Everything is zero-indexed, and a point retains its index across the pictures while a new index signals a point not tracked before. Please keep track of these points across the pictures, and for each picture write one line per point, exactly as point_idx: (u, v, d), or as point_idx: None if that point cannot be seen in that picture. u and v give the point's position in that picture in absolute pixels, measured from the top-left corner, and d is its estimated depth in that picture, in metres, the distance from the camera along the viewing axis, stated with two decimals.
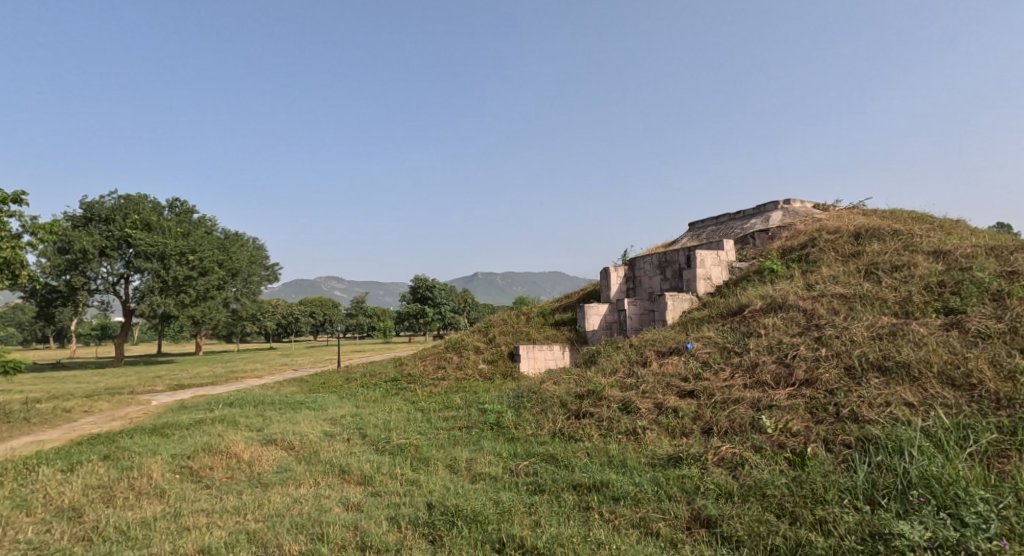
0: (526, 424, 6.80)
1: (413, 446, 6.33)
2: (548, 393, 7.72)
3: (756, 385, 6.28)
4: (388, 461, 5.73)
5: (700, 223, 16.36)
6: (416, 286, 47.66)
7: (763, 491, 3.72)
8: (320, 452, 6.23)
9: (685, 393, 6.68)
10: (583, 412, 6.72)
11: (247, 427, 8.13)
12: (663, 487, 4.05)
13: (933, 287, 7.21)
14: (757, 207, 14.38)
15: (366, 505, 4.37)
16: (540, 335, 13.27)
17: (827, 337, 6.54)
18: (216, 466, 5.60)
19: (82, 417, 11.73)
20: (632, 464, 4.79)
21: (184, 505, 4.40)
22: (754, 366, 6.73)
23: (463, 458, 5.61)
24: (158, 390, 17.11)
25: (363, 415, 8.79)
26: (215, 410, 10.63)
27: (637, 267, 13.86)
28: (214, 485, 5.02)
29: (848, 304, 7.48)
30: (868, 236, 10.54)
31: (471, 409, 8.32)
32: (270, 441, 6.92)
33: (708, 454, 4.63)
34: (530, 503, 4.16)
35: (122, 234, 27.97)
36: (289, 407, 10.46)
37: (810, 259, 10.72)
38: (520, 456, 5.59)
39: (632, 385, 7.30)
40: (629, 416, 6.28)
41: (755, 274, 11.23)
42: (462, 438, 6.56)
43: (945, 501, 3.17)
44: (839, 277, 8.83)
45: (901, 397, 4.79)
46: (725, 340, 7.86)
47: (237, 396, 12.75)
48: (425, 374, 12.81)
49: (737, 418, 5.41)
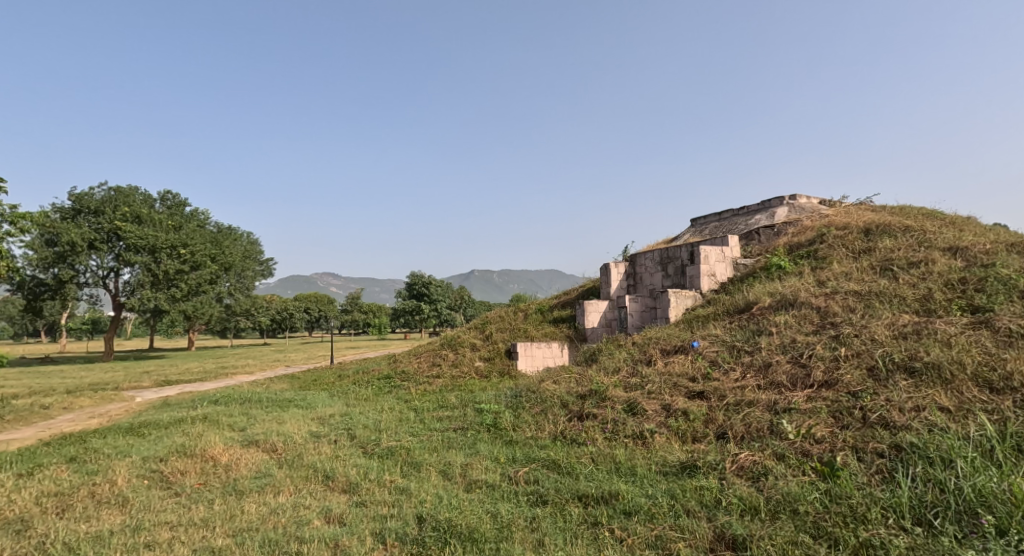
0: (525, 426, 6.42)
1: (404, 449, 5.92)
2: (547, 392, 7.33)
3: (770, 385, 5.90)
4: (376, 466, 5.31)
5: (703, 219, 16.00)
6: (413, 281, 47.06)
7: (794, 506, 3.33)
8: (305, 455, 5.82)
9: (694, 395, 6.29)
10: (585, 413, 6.33)
11: (230, 427, 7.71)
12: (679, 500, 3.65)
13: (955, 284, 6.82)
14: (762, 203, 14.00)
15: (349, 517, 3.96)
16: (538, 332, 12.89)
17: (846, 336, 6.14)
18: (189, 471, 5.17)
19: (61, 414, 11.30)
20: (642, 473, 4.39)
21: (147, 517, 3.98)
22: (767, 366, 6.34)
23: (458, 463, 5.20)
24: (144, 387, 16.67)
25: (353, 414, 8.38)
26: (198, 408, 10.22)
27: (638, 263, 13.47)
28: (184, 493, 4.60)
29: (864, 302, 7.09)
30: (879, 233, 10.16)
31: (467, 408, 7.95)
32: (251, 443, 6.49)
33: (726, 462, 4.23)
34: (530, 517, 3.76)
35: (112, 227, 27.32)
36: (277, 406, 10.04)
37: (818, 255, 10.35)
38: (519, 461, 5.18)
39: (637, 385, 6.91)
40: (634, 418, 5.89)
41: (762, 271, 10.86)
42: (458, 440, 6.17)
43: (1013, 524, 2.78)
44: (852, 274, 8.45)
45: (935, 401, 4.40)
46: (734, 338, 7.47)
47: (223, 393, 12.33)
48: (419, 371, 12.42)
49: (754, 422, 5.02)
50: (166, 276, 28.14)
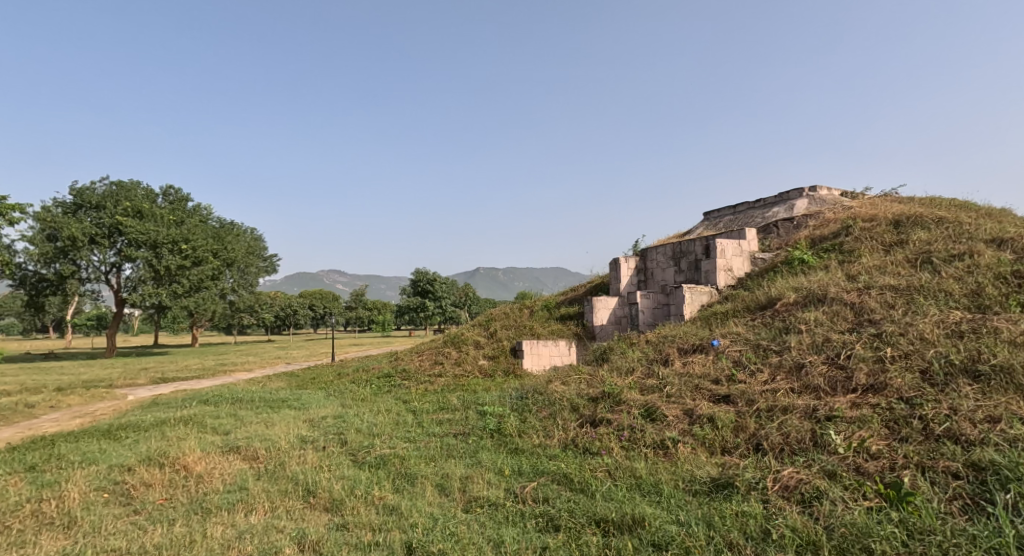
0: (532, 432, 5.84)
1: (398, 458, 5.33)
2: (555, 394, 6.72)
3: (805, 390, 5.27)
4: (365, 478, 4.73)
5: (717, 212, 15.36)
6: (416, 278, 46.28)
7: (864, 544, 2.76)
8: (288, 464, 5.27)
9: (719, 399, 5.68)
10: (597, 419, 5.72)
11: (214, 431, 7.14)
12: (719, 531, 3.07)
13: (1007, 278, 6.18)
14: (780, 195, 13.35)
15: (326, 546, 3.40)
16: (544, 330, 12.31)
17: (889, 335, 5.51)
18: (154, 483, 4.61)
19: (46, 413, 10.81)
20: (667, 492, 3.81)
21: (90, 544, 3.47)
22: (800, 367, 5.71)
23: (457, 476, 4.61)
24: (139, 384, 16.22)
25: (348, 416, 7.82)
26: (187, 408, 9.69)
27: (649, 258, 12.82)
28: (142, 512, 4.04)
29: (905, 297, 6.47)
30: (910, 224, 9.48)
31: (470, 411, 7.36)
32: (231, 450, 5.92)
33: (767, 481, 3.61)
34: (539, 549, 3.19)
35: (113, 221, 26.83)
36: (269, 406, 9.49)
37: (844, 248, 9.69)
38: (526, 474, 4.59)
39: (654, 387, 6.30)
40: (654, 425, 5.29)
41: (782, 266, 10.23)
42: (458, 448, 5.59)
43: None
44: (886, 267, 7.80)
45: (1011, 411, 3.79)
46: (758, 337, 6.85)
47: (216, 392, 11.82)
48: (420, 370, 11.86)
49: (793, 432, 4.41)
50: (167, 272, 27.67)
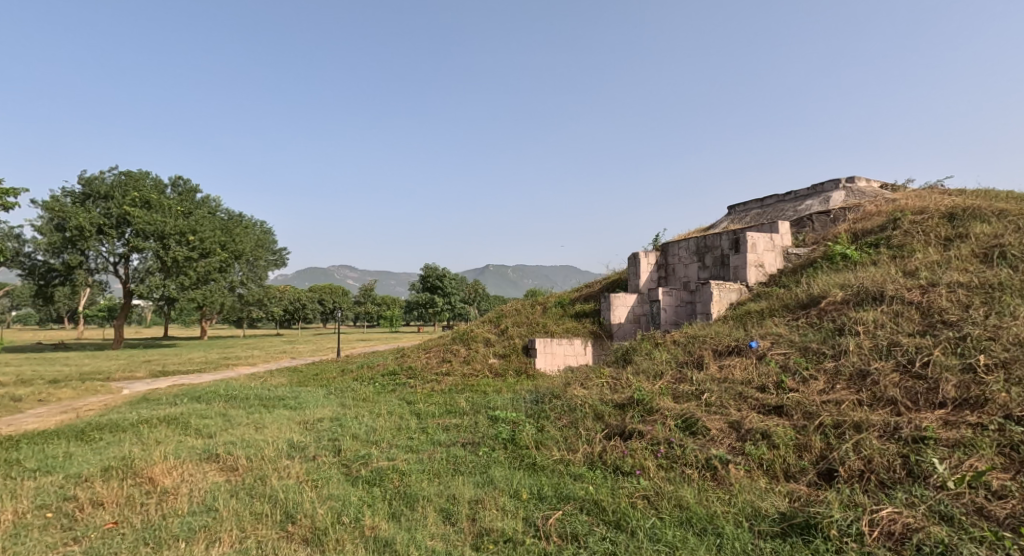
0: (551, 444, 5.06)
1: (397, 472, 4.58)
2: (576, 398, 5.92)
3: (878, 402, 4.44)
4: (356, 499, 3.98)
5: (742, 206, 14.52)
6: (426, 274, 45.53)
7: None
8: (269, 477, 4.54)
9: (769, 411, 4.85)
10: (627, 431, 4.92)
11: (198, 433, 6.46)
12: None
13: None
14: (814, 186, 12.45)
15: None
16: (558, 328, 11.50)
17: (976, 337, 4.66)
18: (105, 502, 3.91)
19: (33, 408, 10.19)
20: (730, 533, 3.06)
21: None
22: (865, 375, 4.87)
23: (465, 499, 3.85)
24: (137, 377, 15.61)
25: (346, 419, 7.09)
26: (178, 406, 9.03)
27: (671, 252, 11.97)
28: (82, 541, 3.35)
29: (982, 295, 5.60)
30: (967, 216, 8.56)
31: (479, 415, 6.59)
32: (209, 458, 5.20)
33: (863, 525, 2.90)
34: None
35: (121, 212, 26.39)
36: (264, 405, 8.80)
37: (892, 243, 8.83)
38: (548, 499, 3.81)
39: (690, 394, 5.48)
40: (695, 440, 4.47)
41: (822, 261, 9.37)
42: (468, 461, 4.83)
43: None
44: (948, 262, 6.94)
45: None
46: (806, 339, 6.01)
47: (211, 388, 11.14)
48: (427, 368, 11.10)
49: (876, 456, 3.63)
50: (175, 263, 27.12)
